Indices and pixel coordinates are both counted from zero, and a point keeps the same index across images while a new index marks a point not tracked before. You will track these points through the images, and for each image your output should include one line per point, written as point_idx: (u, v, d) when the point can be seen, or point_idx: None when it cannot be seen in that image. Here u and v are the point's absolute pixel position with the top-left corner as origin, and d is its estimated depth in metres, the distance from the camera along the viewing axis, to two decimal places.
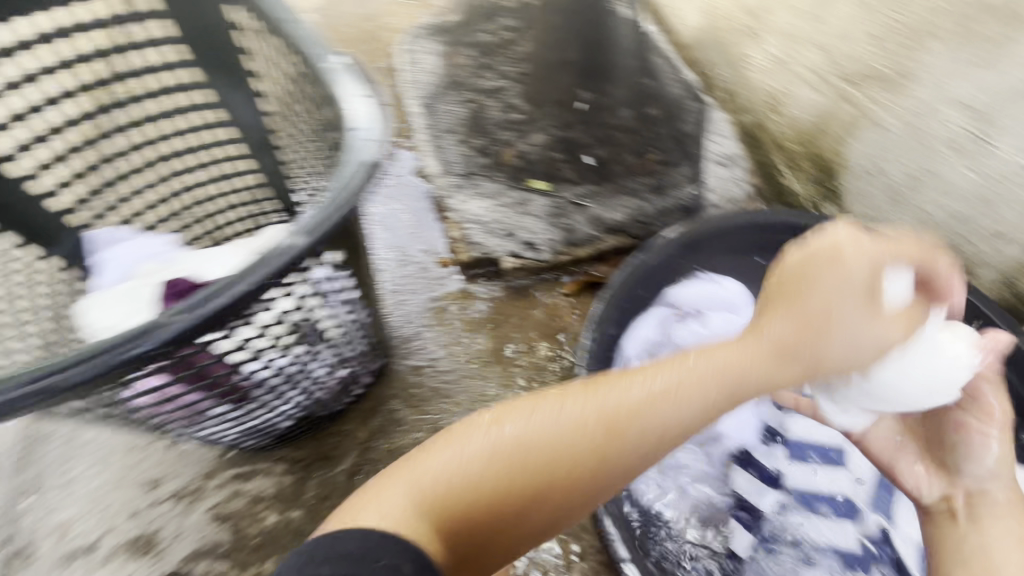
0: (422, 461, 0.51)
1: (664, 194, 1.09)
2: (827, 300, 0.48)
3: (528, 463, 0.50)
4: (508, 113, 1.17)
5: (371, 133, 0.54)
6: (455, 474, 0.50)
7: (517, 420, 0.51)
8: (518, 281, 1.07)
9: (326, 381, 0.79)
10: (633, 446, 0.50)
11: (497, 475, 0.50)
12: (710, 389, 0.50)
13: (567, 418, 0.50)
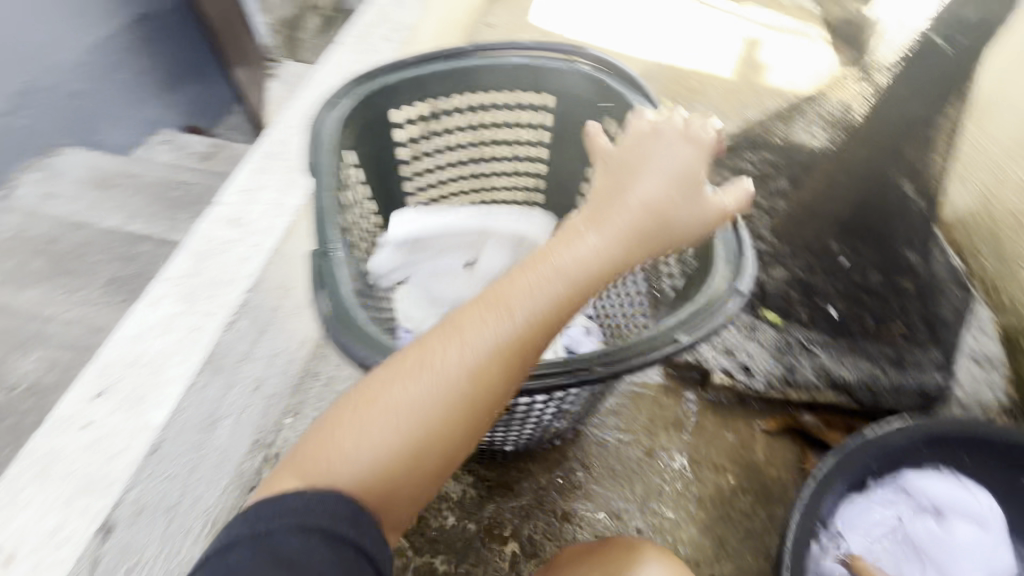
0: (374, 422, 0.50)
1: (903, 369, 1.06)
2: (658, 177, 0.56)
3: (442, 399, 0.50)
4: (756, 240, 1.21)
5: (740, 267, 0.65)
6: (394, 407, 0.50)
7: (448, 352, 0.51)
8: (721, 396, 1.09)
9: (552, 424, 0.91)
10: (485, 333, 0.51)
11: (457, 399, 0.51)
12: (547, 295, 0.51)
13: (479, 325, 0.51)
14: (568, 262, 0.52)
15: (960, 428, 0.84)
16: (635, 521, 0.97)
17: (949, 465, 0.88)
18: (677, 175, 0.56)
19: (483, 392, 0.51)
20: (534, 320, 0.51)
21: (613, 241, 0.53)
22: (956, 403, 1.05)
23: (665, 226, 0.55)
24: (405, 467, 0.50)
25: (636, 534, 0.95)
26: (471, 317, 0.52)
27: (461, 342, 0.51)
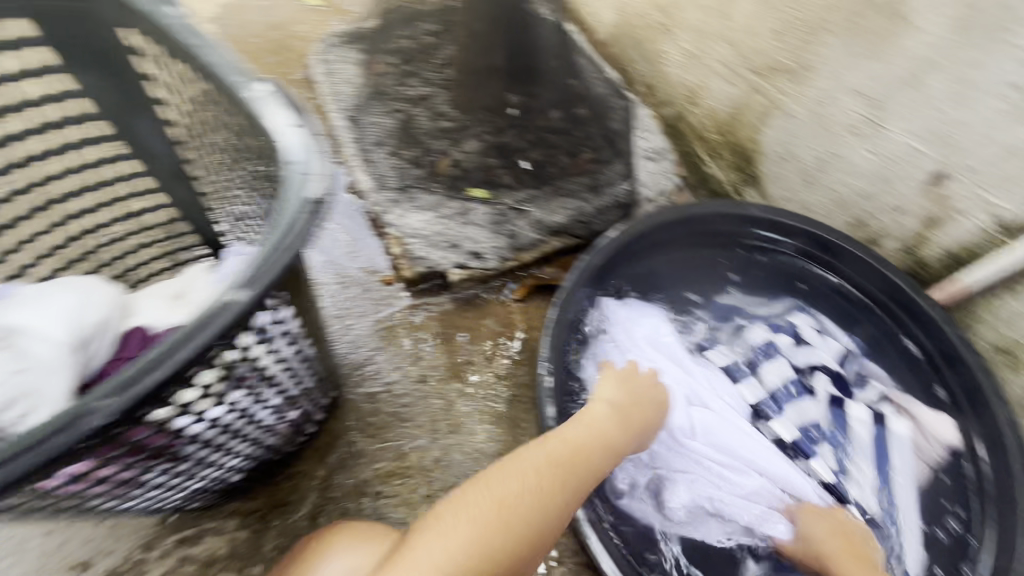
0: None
1: (601, 192, 1.12)
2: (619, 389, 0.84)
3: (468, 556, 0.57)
4: (438, 120, 1.14)
5: (307, 172, 0.49)
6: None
7: (481, 504, 0.61)
8: (467, 291, 1.06)
9: (277, 425, 0.74)
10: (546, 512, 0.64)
11: (498, 544, 0.59)
12: (570, 489, 0.67)
13: (520, 482, 0.64)
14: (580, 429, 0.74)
15: (647, 224, 0.91)
16: (430, 452, 0.91)
17: (648, 257, 0.96)
18: (630, 389, 0.84)
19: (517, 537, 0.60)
20: (544, 473, 0.66)
21: (589, 428, 0.74)
22: (648, 199, 1.16)
23: (641, 404, 0.83)
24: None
25: (436, 464, 0.90)
26: (516, 464, 0.66)
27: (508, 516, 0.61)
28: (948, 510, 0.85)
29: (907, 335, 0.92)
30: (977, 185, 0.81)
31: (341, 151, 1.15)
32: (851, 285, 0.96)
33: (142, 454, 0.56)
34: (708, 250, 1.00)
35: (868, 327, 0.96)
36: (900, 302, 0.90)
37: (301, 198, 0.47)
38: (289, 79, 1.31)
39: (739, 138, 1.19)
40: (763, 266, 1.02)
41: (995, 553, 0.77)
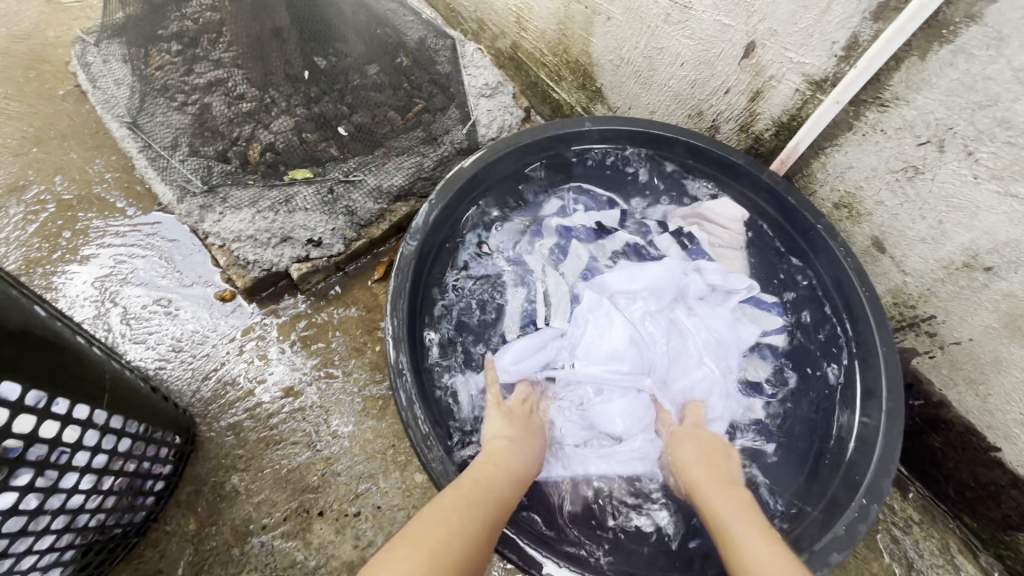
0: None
1: (439, 142, 1.04)
2: (527, 434, 0.75)
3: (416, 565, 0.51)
4: (237, 104, 0.98)
5: None
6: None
7: (430, 518, 0.56)
8: (322, 284, 0.96)
9: (93, 504, 0.61)
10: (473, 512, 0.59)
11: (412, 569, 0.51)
12: (486, 508, 0.61)
13: (456, 492, 0.61)
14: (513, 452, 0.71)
15: (472, 167, 0.85)
16: (315, 469, 0.82)
17: (480, 199, 0.90)
18: (516, 419, 0.76)
19: (447, 566, 0.53)
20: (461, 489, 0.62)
21: (506, 417, 0.76)
22: (490, 139, 1.09)
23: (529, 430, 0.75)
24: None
25: (323, 478, 0.82)
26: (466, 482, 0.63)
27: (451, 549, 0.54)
28: (825, 350, 0.85)
29: (746, 201, 0.92)
30: (783, 47, 0.79)
31: (137, 168, 1.01)
32: (676, 161, 0.94)
33: None
34: (541, 177, 0.95)
35: (678, 195, 0.97)
36: (729, 173, 0.90)
37: None
38: (55, 96, 1.10)
39: (572, 54, 1.13)
40: (555, 181, 0.97)
41: (866, 379, 0.78)
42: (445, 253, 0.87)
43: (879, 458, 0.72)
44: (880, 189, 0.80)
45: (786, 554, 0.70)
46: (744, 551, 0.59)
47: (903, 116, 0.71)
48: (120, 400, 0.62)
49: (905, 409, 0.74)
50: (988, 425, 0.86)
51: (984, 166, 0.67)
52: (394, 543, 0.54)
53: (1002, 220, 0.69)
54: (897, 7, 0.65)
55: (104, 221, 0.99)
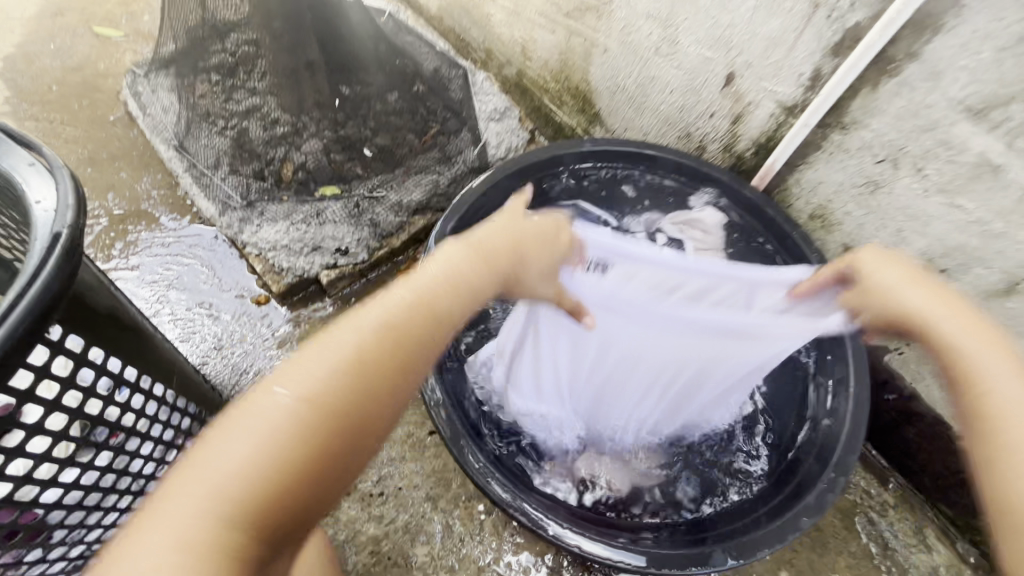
0: (226, 430, 0.44)
1: (453, 162, 1.16)
2: (541, 273, 0.62)
3: (283, 453, 0.43)
4: (272, 128, 1.06)
5: (54, 207, 0.43)
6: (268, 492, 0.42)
7: (285, 396, 0.45)
8: (347, 289, 1.07)
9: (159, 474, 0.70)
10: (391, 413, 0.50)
11: (276, 439, 0.43)
12: (414, 364, 0.51)
13: (345, 375, 0.47)
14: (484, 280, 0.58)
15: (481, 185, 0.96)
16: None
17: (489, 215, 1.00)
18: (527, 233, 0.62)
19: (329, 421, 0.46)
20: (375, 328, 0.50)
21: (471, 256, 0.57)
22: (498, 158, 1.22)
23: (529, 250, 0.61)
24: (250, 521, 0.41)
25: None
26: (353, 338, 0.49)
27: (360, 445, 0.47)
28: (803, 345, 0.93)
29: (732, 212, 1.00)
30: (758, 77, 0.90)
31: (182, 185, 1.12)
32: (668, 178, 1.03)
33: (6, 535, 0.51)
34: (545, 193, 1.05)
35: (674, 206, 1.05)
36: (713, 187, 1.00)
37: (51, 233, 0.42)
38: (107, 121, 1.22)
39: (573, 81, 1.25)
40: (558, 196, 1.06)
41: None
42: None
43: (851, 434, 0.81)
44: (848, 202, 0.89)
45: (773, 516, 0.77)
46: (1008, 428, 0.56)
47: (862, 137, 0.81)
48: (183, 383, 0.72)
49: (871, 395, 0.82)
50: (954, 415, 0.94)
51: (932, 180, 0.77)
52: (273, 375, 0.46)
53: (951, 228, 0.79)
54: (851, 46, 0.76)
55: (151, 233, 1.10)
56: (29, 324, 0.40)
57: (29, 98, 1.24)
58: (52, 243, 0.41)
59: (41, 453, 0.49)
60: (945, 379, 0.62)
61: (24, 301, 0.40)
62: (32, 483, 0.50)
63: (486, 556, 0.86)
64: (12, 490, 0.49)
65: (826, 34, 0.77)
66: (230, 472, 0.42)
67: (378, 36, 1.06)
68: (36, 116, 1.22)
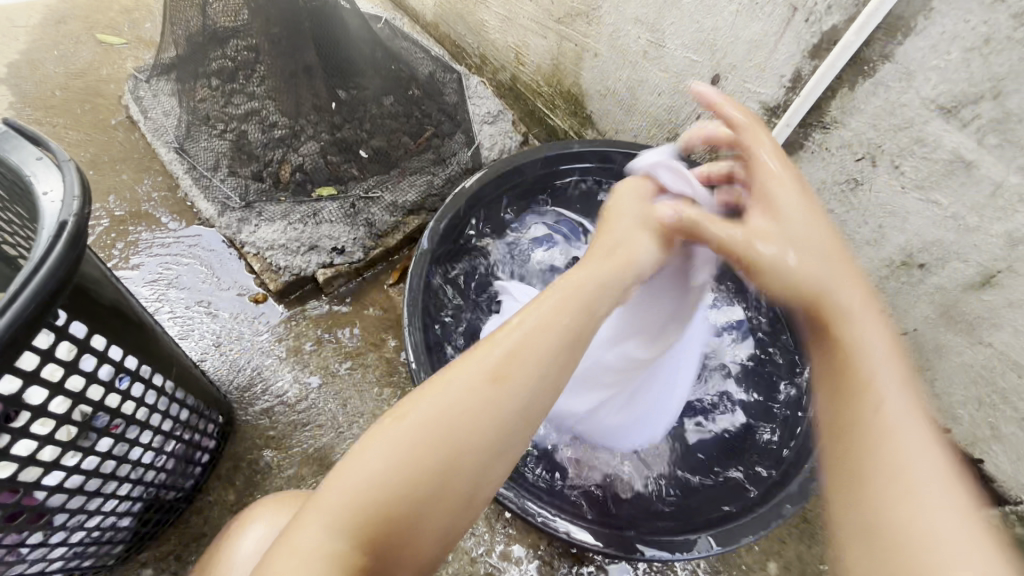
0: (376, 437, 0.47)
1: (447, 163, 1.19)
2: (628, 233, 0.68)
3: (420, 440, 0.46)
4: (270, 131, 1.09)
5: (60, 198, 0.45)
6: (443, 479, 0.46)
7: (436, 404, 0.48)
8: (343, 287, 1.09)
9: (158, 462, 0.72)
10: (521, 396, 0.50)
11: (424, 444, 0.46)
12: (534, 358, 0.52)
13: (539, 335, 0.53)
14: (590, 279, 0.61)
15: (474, 185, 0.98)
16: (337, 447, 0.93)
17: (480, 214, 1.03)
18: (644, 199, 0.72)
19: (475, 438, 0.48)
20: (552, 307, 0.56)
21: (606, 265, 0.63)
22: (492, 160, 1.25)
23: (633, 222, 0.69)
24: (383, 513, 0.44)
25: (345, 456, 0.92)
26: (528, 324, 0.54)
27: (498, 422, 0.49)
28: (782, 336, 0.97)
29: None
30: (741, 79, 0.93)
31: (181, 187, 1.15)
32: None
33: (8, 516, 0.53)
34: (534, 192, 1.08)
35: None
36: None
37: (57, 221, 0.44)
38: (109, 125, 1.24)
39: (565, 85, 1.28)
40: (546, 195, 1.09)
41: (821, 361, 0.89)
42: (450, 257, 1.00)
43: None
44: (830, 199, 0.92)
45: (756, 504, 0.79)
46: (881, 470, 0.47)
47: (842, 136, 0.84)
48: (183, 375, 0.74)
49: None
50: (938, 408, 0.96)
51: (908, 177, 0.80)
52: (441, 379, 0.51)
53: (928, 222, 0.81)
54: (828, 48, 0.78)
55: (151, 233, 1.12)
56: (34, 307, 0.42)
57: (33, 103, 1.27)
58: (60, 231, 0.43)
59: (44, 436, 0.51)
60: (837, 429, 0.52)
61: (31, 285, 0.42)
62: (34, 465, 0.52)
63: (479, 548, 0.87)
64: (16, 471, 0.51)
65: (805, 36, 0.80)
66: (385, 475, 0.45)
67: (376, 42, 1.10)
68: (39, 120, 1.24)
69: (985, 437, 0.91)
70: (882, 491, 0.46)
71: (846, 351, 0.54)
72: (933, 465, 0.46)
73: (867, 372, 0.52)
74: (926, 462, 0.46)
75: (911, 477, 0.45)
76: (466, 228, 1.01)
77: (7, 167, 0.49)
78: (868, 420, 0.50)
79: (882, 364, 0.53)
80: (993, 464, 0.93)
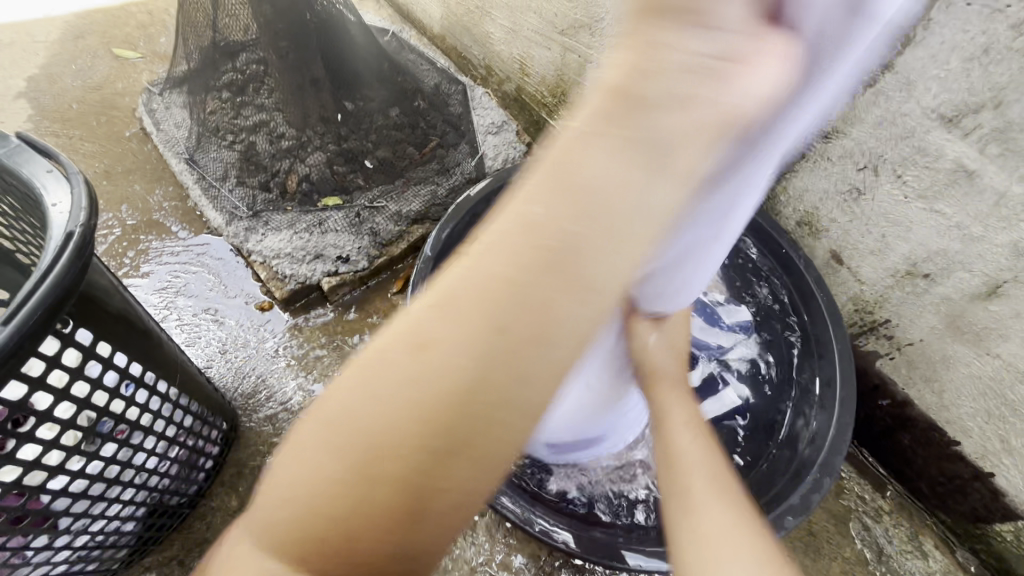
0: (271, 484, 0.39)
1: (451, 173, 1.20)
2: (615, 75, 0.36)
3: (333, 483, 0.36)
4: (278, 142, 1.11)
5: (68, 209, 0.47)
6: (348, 513, 0.36)
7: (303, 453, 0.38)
8: (348, 296, 1.10)
9: (162, 468, 0.73)
10: (460, 420, 0.35)
11: (294, 487, 0.37)
12: (482, 333, 0.34)
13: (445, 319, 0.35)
14: (596, 176, 0.34)
15: (477, 195, 0.99)
16: None
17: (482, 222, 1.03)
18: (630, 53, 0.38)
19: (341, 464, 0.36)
20: (482, 276, 0.35)
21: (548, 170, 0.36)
22: (496, 170, 1.26)
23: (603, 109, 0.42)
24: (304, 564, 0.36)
25: None
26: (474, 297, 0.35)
27: (417, 459, 0.35)
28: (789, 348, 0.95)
29: None
30: None
31: (192, 197, 1.17)
32: None
33: (14, 518, 0.54)
34: None
35: None
36: None
37: (65, 232, 0.45)
38: (122, 137, 1.28)
39: (569, 96, 1.29)
40: None
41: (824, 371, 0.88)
42: None
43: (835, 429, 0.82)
44: (833, 209, 0.92)
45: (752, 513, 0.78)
46: (698, 497, 0.57)
47: (843, 145, 0.84)
48: (187, 381, 0.75)
49: (856, 395, 0.84)
50: (947, 420, 0.94)
51: (911, 187, 0.79)
52: (338, 377, 0.39)
53: (932, 232, 0.80)
54: None
55: (161, 242, 1.14)
56: (40, 316, 0.43)
57: (51, 115, 1.31)
58: (66, 241, 0.45)
59: (49, 441, 0.52)
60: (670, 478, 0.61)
61: (36, 296, 0.43)
62: (40, 469, 0.53)
63: (479, 557, 0.87)
64: (22, 475, 0.52)
65: None
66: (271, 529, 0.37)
67: (381, 55, 1.12)
68: (56, 132, 1.28)
69: (995, 450, 0.90)
70: (674, 511, 0.57)
71: (664, 399, 0.68)
72: (708, 483, 0.58)
73: (674, 412, 0.66)
74: (710, 505, 0.56)
75: (695, 496, 0.57)
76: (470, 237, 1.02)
77: (18, 179, 0.51)
78: (682, 452, 0.62)
79: (672, 398, 0.68)
80: (1004, 478, 0.91)
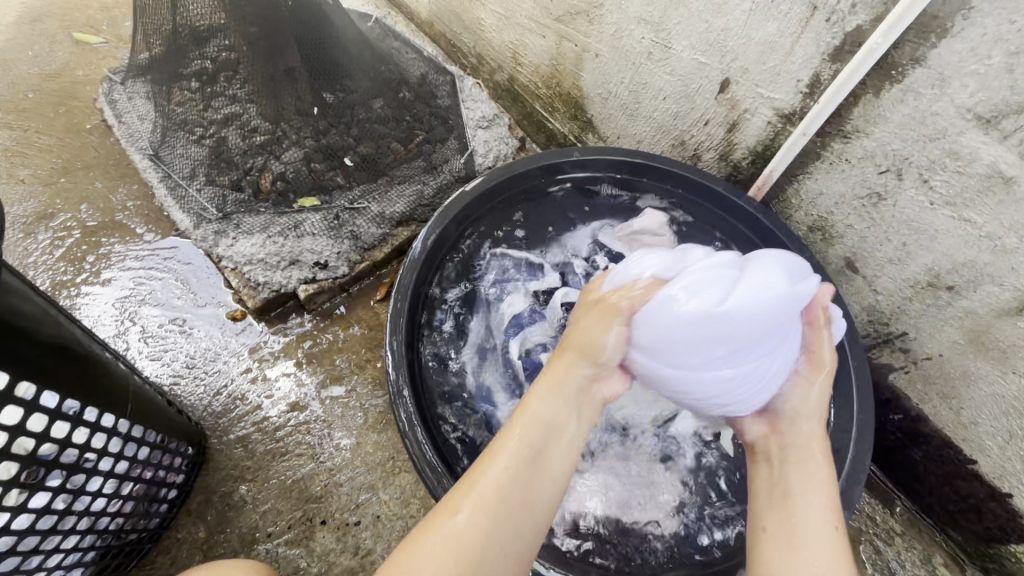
0: (437, 532, 0.56)
1: (438, 171, 1.12)
2: (570, 379, 0.67)
3: (482, 504, 0.57)
4: (250, 136, 1.03)
5: None
6: (505, 527, 0.56)
7: (475, 507, 0.57)
8: (327, 304, 1.03)
9: (112, 508, 0.65)
10: (547, 483, 0.61)
11: (474, 542, 0.55)
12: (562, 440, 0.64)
13: (556, 408, 0.65)
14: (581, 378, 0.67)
15: (467, 196, 0.91)
16: (318, 479, 0.87)
17: (468, 228, 0.95)
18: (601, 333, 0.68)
19: (514, 513, 0.58)
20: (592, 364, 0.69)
21: (555, 413, 0.64)
22: (487, 167, 1.18)
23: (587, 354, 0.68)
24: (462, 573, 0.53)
25: (326, 488, 0.86)
26: (565, 373, 0.67)
27: (529, 502, 0.59)
28: None
29: (715, 219, 0.99)
30: (754, 83, 0.86)
31: (157, 196, 1.09)
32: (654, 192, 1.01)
33: None
34: (524, 209, 1.02)
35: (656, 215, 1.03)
36: (708, 198, 0.96)
37: None
38: (82, 130, 1.18)
39: (565, 88, 1.21)
40: (539, 209, 1.03)
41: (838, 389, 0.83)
42: (440, 280, 0.93)
43: (854, 452, 0.78)
44: (849, 214, 0.85)
45: None
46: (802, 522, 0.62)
47: (864, 146, 0.77)
48: (141, 410, 0.67)
49: (874, 420, 0.80)
50: (964, 438, 0.89)
51: (939, 193, 0.73)
52: (499, 460, 0.60)
53: (959, 242, 0.74)
54: (851, 51, 0.71)
55: (125, 246, 1.06)
56: None
57: (4, 106, 1.21)
58: None
59: None
60: (784, 519, 0.63)
61: None
62: None
63: None
64: None
65: (825, 38, 0.73)
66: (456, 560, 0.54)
67: (362, 41, 1.02)
68: (10, 124, 1.18)
69: (1016, 471, 0.84)
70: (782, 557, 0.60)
71: (793, 466, 0.67)
72: (823, 506, 0.63)
73: (798, 465, 0.66)
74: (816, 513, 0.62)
75: (804, 530, 0.61)
76: (458, 245, 0.95)
77: None
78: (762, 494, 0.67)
79: (818, 480, 0.64)
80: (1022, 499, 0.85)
